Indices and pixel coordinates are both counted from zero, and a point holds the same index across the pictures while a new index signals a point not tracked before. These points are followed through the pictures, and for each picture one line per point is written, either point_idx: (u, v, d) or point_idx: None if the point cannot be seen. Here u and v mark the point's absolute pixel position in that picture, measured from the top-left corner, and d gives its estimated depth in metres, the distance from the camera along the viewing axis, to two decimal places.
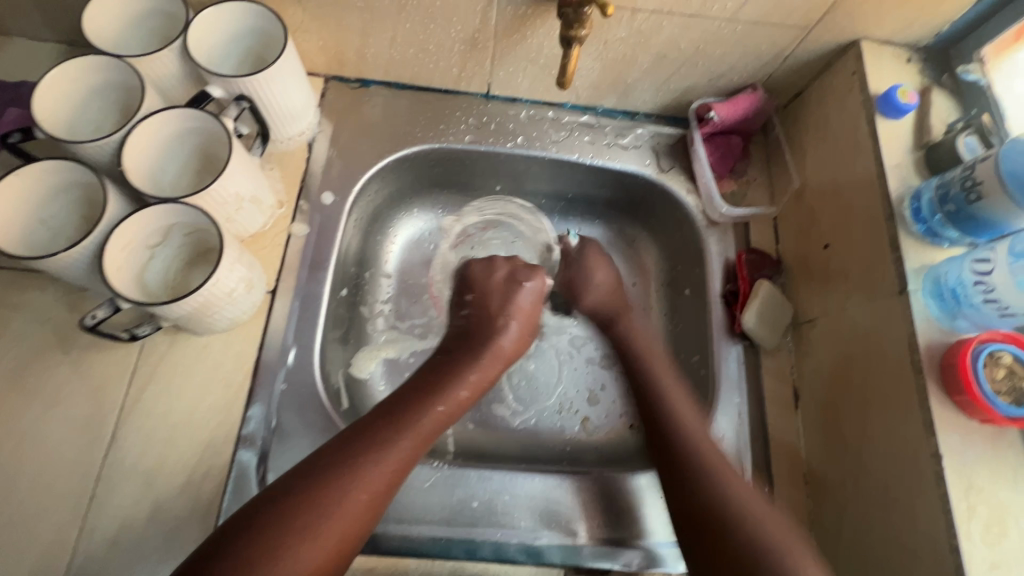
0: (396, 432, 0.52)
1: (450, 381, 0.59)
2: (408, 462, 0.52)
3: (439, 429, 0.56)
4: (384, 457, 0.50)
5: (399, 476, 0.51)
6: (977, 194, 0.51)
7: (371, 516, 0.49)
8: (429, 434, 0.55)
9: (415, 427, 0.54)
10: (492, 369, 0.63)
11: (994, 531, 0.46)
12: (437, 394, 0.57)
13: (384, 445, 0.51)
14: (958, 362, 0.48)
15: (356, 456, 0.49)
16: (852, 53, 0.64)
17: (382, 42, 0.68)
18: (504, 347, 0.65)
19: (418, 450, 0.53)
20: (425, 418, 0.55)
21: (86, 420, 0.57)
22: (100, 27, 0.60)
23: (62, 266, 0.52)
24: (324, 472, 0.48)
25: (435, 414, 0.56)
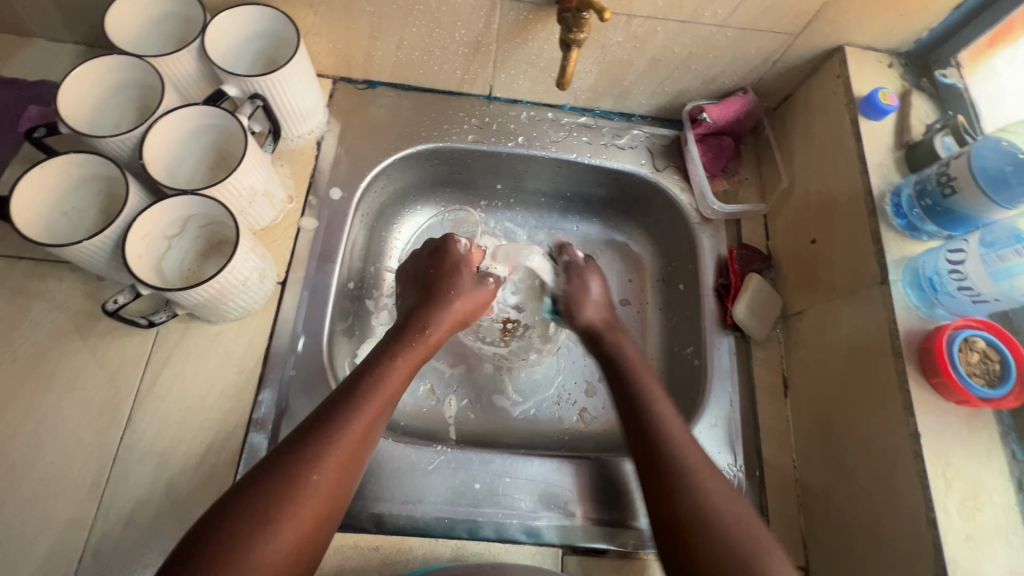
0: (336, 417, 0.52)
1: (390, 359, 0.59)
2: (359, 445, 0.52)
3: (382, 405, 0.56)
4: (327, 444, 0.50)
5: (353, 460, 0.51)
6: (951, 189, 0.54)
7: (327, 506, 0.49)
8: (373, 413, 0.54)
9: (359, 407, 0.53)
10: (427, 349, 0.64)
11: (968, 505, 0.49)
12: (376, 373, 0.57)
13: (332, 427, 0.51)
14: (935, 347, 0.51)
15: (299, 446, 0.49)
16: (836, 58, 0.68)
17: (390, 45, 0.72)
18: (437, 329, 0.65)
19: (368, 432, 0.53)
20: (367, 396, 0.55)
21: (103, 403, 0.60)
22: (121, 29, 0.63)
23: (85, 255, 0.55)
24: (269, 467, 0.48)
25: (376, 393, 0.55)
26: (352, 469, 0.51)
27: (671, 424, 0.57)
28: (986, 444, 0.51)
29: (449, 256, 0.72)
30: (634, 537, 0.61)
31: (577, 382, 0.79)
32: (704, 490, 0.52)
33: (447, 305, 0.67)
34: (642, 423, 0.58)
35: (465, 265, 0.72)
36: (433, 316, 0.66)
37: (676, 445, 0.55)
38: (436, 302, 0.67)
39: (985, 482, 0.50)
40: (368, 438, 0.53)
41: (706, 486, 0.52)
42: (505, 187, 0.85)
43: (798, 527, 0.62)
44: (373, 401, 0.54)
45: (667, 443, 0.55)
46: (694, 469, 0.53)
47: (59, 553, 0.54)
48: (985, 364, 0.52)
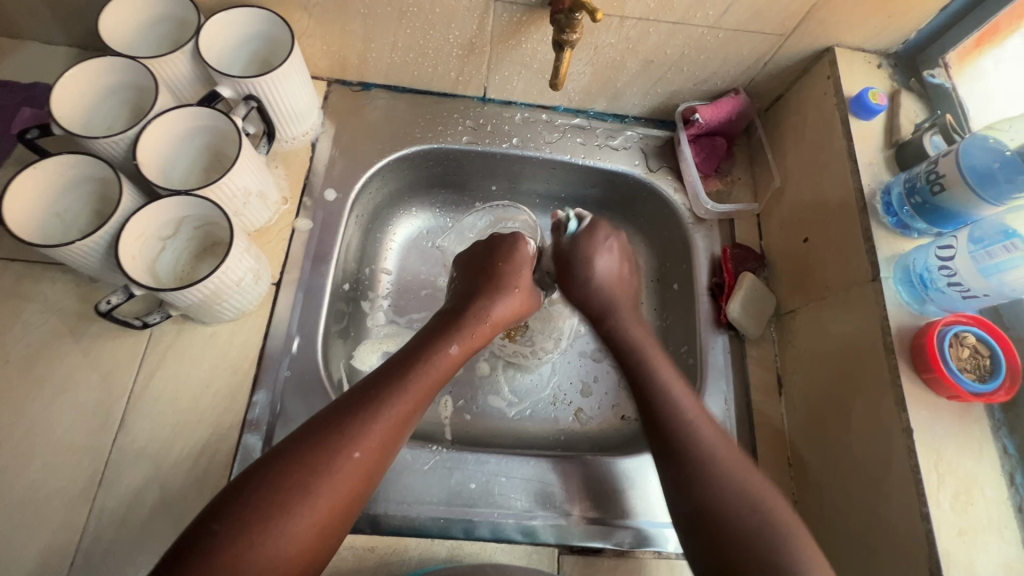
0: (388, 395, 0.52)
1: (446, 345, 0.60)
2: (404, 424, 0.53)
3: (431, 391, 0.56)
4: (378, 422, 0.50)
5: (396, 438, 0.52)
6: (940, 186, 0.55)
7: (364, 479, 0.49)
8: (423, 396, 0.55)
9: (411, 389, 0.54)
10: (482, 338, 0.64)
11: (961, 499, 0.49)
12: (431, 358, 0.58)
13: (381, 406, 0.51)
14: (925, 342, 0.52)
15: (351, 418, 0.50)
16: (826, 59, 0.69)
17: (384, 47, 0.72)
18: (491, 317, 0.66)
19: (410, 414, 0.53)
20: (420, 378, 0.55)
21: (95, 405, 0.59)
22: (113, 30, 0.63)
23: (78, 256, 0.55)
24: (319, 435, 0.48)
25: (428, 377, 0.56)
26: (392, 448, 0.52)
27: (687, 404, 0.58)
28: (978, 439, 0.52)
29: (505, 249, 0.72)
30: (631, 536, 0.61)
31: (572, 382, 0.80)
32: (713, 455, 0.54)
33: (502, 293, 0.68)
34: (666, 414, 0.57)
35: (525, 262, 0.71)
36: (483, 302, 0.66)
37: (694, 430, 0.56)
38: (489, 288, 0.68)
39: (977, 476, 0.50)
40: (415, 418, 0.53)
41: (714, 457, 0.54)
42: (500, 189, 0.86)
43: None
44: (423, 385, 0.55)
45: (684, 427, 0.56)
46: (723, 461, 0.53)
47: (50, 557, 0.53)
48: (976, 359, 0.52)
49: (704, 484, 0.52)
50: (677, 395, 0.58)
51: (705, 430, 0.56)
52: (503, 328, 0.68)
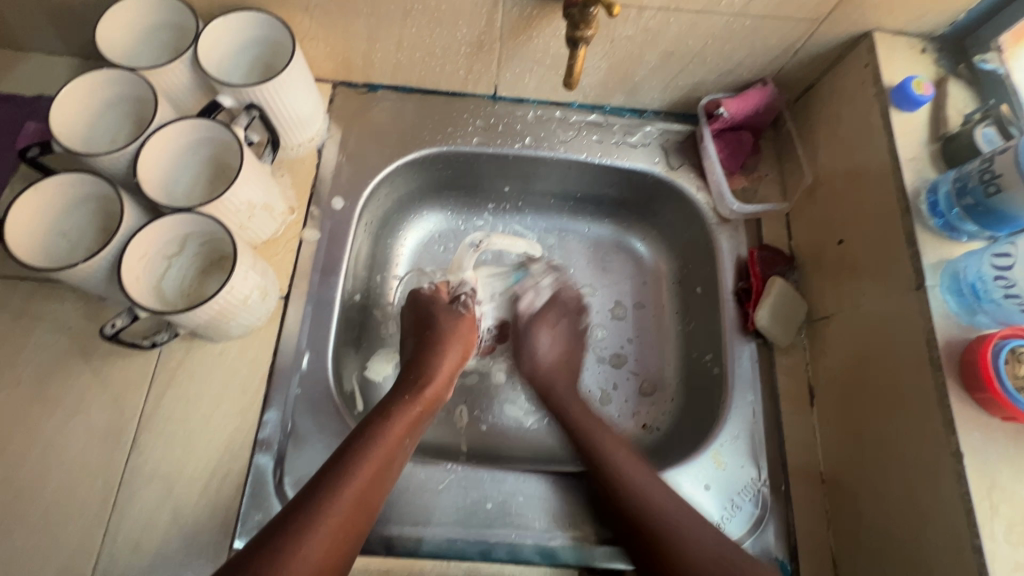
0: (335, 484, 0.51)
1: (386, 419, 0.58)
2: (363, 506, 0.52)
3: (384, 470, 0.55)
4: (331, 509, 0.50)
5: (353, 527, 0.50)
6: (996, 187, 0.50)
7: (332, 567, 0.48)
8: (376, 477, 0.54)
9: (363, 467, 0.53)
10: (430, 403, 0.63)
11: (1018, 531, 0.45)
12: (373, 434, 0.56)
13: (328, 495, 0.50)
14: (978, 358, 0.47)
15: (304, 511, 0.49)
16: (863, 45, 0.63)
17: (390, 46, 0.69)
18: (437, 378, 0.65)
19: (368, 492, 0.53)
20: (371, 453, 0.54)
21: (107, 426, 0.58)
22: (112, 40, 0.61)
23: (82, 278, 0.53)
24: (276, 534, 0.47)
25: (374, 453, 0.54)
26: (354, 535, 0.50)
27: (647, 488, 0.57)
28: None
29: (426, 312, 0.72)
30: None
31: (591, 391, 0.76)
32: (673, 514, 0.55)
33: (445, 354, 0.68)
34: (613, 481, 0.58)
35: (444, 310, 0.73)
36: (428, 365, 0.66)
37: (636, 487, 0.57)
38: (435, 351, 0.68)
39: None
40: (368, 502, 0.52)
41: (662, 511, 0.55)
42: (513, 190, 0.82)
43: (827, 543, 0.59)
44: (374, 461, 0.54)
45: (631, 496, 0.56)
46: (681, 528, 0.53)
47: None
48: None
49: (650, 517, 0.55)
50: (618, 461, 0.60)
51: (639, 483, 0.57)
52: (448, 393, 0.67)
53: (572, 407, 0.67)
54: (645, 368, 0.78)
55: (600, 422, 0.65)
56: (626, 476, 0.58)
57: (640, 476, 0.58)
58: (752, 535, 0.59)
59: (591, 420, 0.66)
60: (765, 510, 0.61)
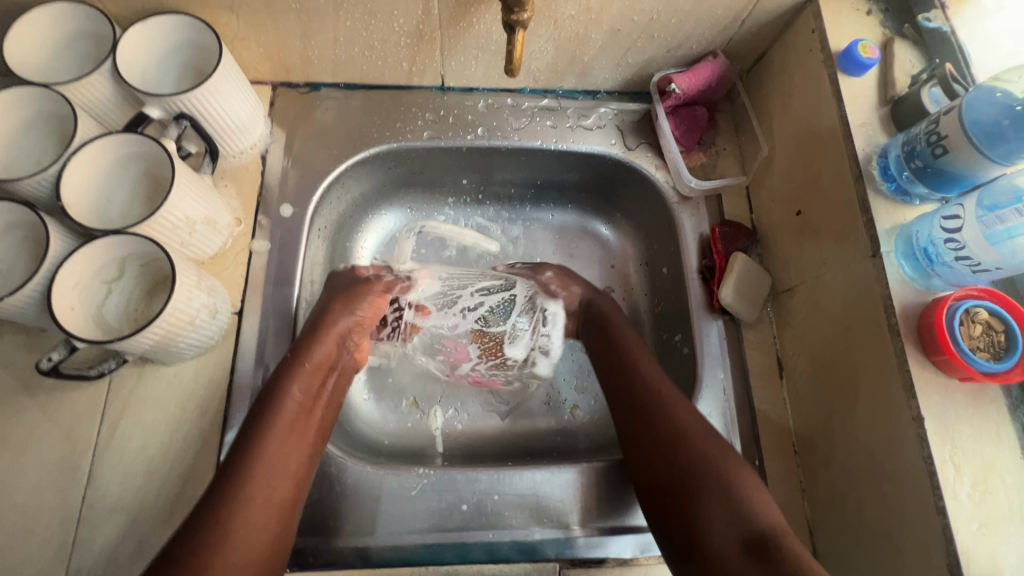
0: (241, 482, 0.49)
1: (277, 396, 0.55)
2: (277, 491, 0.51)
3: (286, 451, 0.53)
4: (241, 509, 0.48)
5: (274, 514, 0.50)
6: (943, 149, 0.50)
7: (267, 555, 0.48)
8: (279, 463, 0.52)
9: (267, 448, 0.52)
10: (327, 364, 0.60)
11: (979, 489, 0.46)
12: (266, 418, 0.53)
13: (237, 495, 0.49)
14: (933, 322, 0.48)
15: (214, 509, 0.47)
16: (810, 11, 0.62)
17: (326, 43, 0.66)
18: (331, 338, 0.61)
19: (277, 473, 0.51)
20: (268, 436, 0.52)
21: (60, 461, 0.56)
22: (23, 57, 0.57)
23: (11, 312, 0.51)
24: (188, 539, 0.46)
25: (269, 437, 0.52)
26: (283, 522, 0.50)
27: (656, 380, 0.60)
28: (994, 422, 0.48)
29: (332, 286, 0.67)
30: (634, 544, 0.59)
31: (566, 380, 0.76)
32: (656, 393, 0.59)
33: (345, 313, 0.63)
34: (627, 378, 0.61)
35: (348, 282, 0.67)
36: (328, 329, 0.61)
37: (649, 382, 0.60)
38: (331, 314, 0.63)
39: (996, 461, 0.47)
40: (282, 486, 0.51)
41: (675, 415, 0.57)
42: (471, 182, 0.80)
43: (802, 513, 0.60)
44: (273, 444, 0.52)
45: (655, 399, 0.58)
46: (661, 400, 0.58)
47: None
48: (989, 335, 0.48)
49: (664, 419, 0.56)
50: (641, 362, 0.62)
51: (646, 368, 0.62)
52: (349, 351, 0.64)
53: (626, 334, 0.66)
54: None
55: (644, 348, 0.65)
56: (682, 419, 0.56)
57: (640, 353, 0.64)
58: None
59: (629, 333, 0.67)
60: None
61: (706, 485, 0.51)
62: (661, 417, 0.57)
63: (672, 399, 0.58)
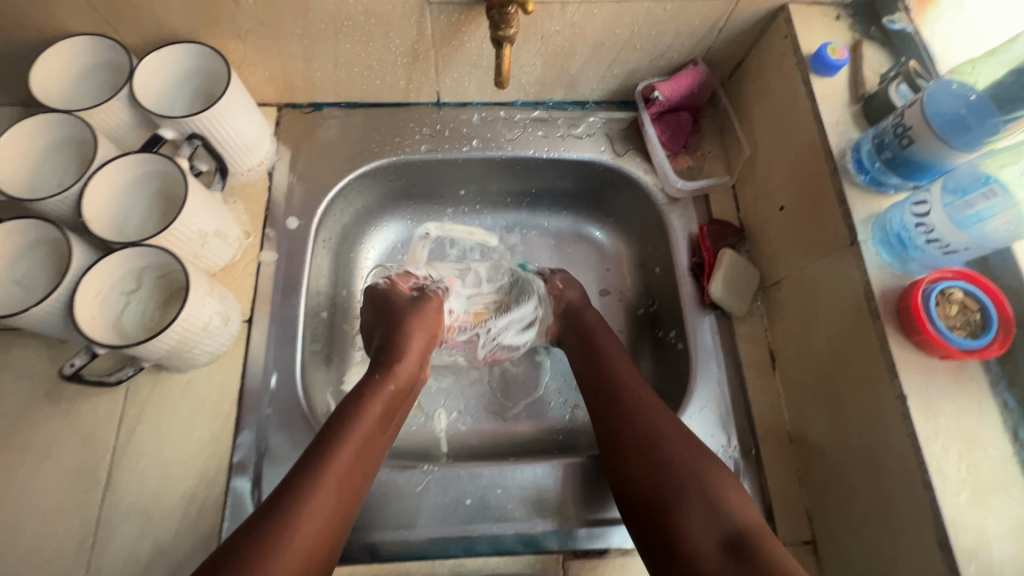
0: (321, 467, 0.51)
1: (360, 402, 0.58)
2: (348, 485, 0.52)
3: (366, 451, 0.55)
4: (319, 488, 0.50)
5: (343, 504, 0.51)
6: (909, 139, 0.52)
7: (329, 539, 0.49)
8: (358, 459, 0.54)
9: (347, 443, 0.54)
10: (404, 383, 0.64)
11: (965, 463, 0.47)
12: (349, 419, 0.56)
13: (314, 478, 0.51)
14: (910, 303, 0.50)
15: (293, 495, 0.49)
16: (781, 18, 0.65)
17: (327, 64, 0.70)
18: (409, 355, 0.65)
19: (356, 466, 0.54)
20: (351, 433, 0.55)
21: (79, 466, 0.59)
22: (46, 86, 0.61)
23: (35, 322, 0.54)
24: (265, 521, 0.47)
25: (351, 434, 0.55)
26: (347, 509, 0.52)
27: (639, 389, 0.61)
28: (976, 399, 0.50)
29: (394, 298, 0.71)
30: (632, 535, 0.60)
31: (566, 380, 0.78)
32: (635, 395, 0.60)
33: (416, 332, 0.68)
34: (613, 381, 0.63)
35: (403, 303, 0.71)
36: (406, 348, 0.65)
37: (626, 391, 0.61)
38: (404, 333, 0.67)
39: (979, 435, 0.48)
40: (355, 479, 0.53)
41: (644, 410, 0.58)
42: (469, 193, 0.84)
43: (800, 500, 0.61)
44: (356, 441, 0.55)
45: (627, 396, 0.60)
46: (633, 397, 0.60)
47: None
48: (965, 314, 0.50)
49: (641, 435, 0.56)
50: (613, 364, 0.65)
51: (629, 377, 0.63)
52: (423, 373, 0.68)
53: (597, 332, 0.69)
54: None
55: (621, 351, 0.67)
56: (658, 431, 0.56)
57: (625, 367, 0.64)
58: None
59: (602, 328, 0.70)
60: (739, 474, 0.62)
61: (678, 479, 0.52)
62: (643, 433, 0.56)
63: (663, 420, 0.57)
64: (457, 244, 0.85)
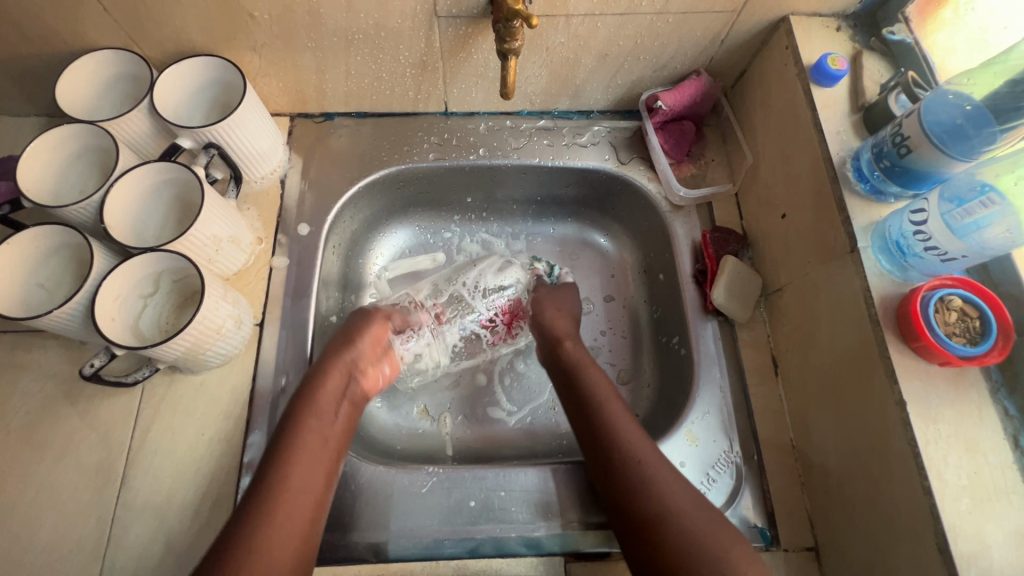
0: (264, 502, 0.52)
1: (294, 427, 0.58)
2: (298, 512, 0.53)
3: (308, 477, 0.55)
4: (263, 524, 0.51)
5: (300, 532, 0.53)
6: (907, 148, 0.53)
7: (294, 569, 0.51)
8: (300, 487, 0.54)
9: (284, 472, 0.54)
10: (341, 397, 0.62)
11: (966, 469, 0.47)
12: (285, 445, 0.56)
13: (259, 514, 0.52)
14: (909, 310, 0.50)
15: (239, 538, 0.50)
16: (782, 29, 0.67)
17: (338, 76, 0.72)
18: (344, 367, 0.64)
19: (298, 494, 0.54)
20: (288, 462, 0.55)
21: (96, 464, 0.60)
22: (71, 98, 0.64)
23: (58, 323, 0.56)
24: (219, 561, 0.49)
25: (289, 464, 0.55)
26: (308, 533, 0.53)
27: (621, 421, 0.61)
28: (976, 405, 0.50)
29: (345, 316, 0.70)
30: None
31: None
32: (616, 428, 0.60)
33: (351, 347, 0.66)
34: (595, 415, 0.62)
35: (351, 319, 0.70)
36: (335, 361, 0.64)
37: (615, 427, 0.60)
38: (336, 351, 0.65)
39: (979, 441, 0.49)
40: (304, 507, 0.54)
41: (641, 456, 0.57)
42: (476, 200, 0.85)
43: (803, 506, 0.62)
44: (295, 469, 0.55)
45: (612, 432, 0.60)
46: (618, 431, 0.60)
47: None
48: (965, 322, 0.50)
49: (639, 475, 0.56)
50: (604, 401, 0.63)
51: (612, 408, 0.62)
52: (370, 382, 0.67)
53: (585, 369, 0.67)
54: (619, 358, 0.80)
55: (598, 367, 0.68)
56: (653, 476, 0.56)
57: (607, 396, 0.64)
58: (729, 506, 0.61)
59: (584, 358, 0.69)
60: (741, 479, 0.63)
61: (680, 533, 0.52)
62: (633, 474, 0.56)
63: (658, 462, 0.57)
64: (465, 251, 0.86)
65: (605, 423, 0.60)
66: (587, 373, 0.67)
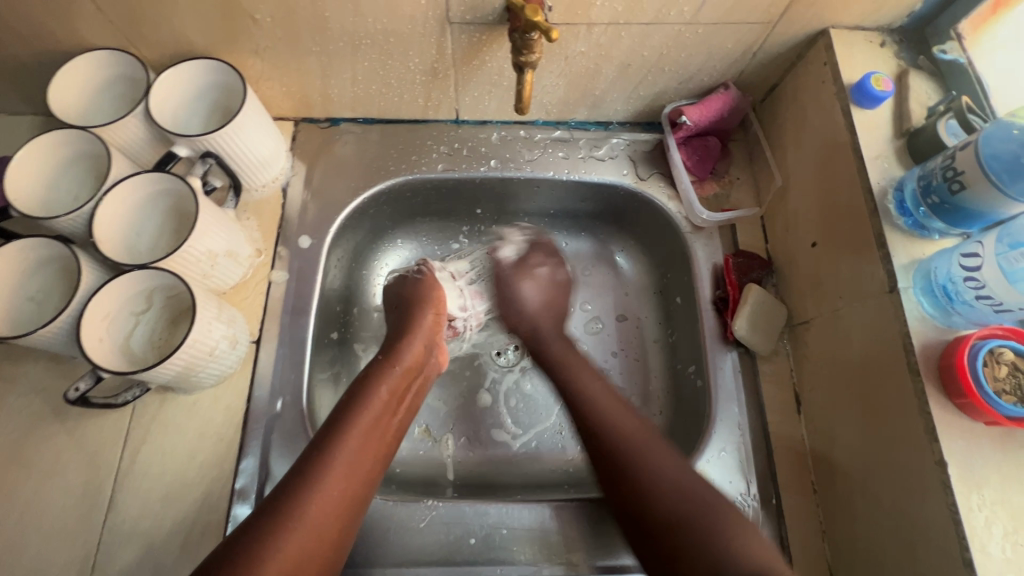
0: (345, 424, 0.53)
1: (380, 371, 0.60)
2: (371, 440, 0.54)
3: (385, 416, 0.57)
4: (344, 445, 0.52)
5: (365, 459, 0.53)
6: (959, 184, 0.49)
7: (356, 493, 0.51)
8: (380, 420, 0.56)
9: (367, 408, 0.55)
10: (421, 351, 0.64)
11: (1013, 541, 0.43)
12: (370, 384, 0.58)
13: (338, 435, 0.52)
14: (955, 363, 0.46)
15: (294, 489, 0.48)
16: (821, 43, 0.62)
17: (345, 81, 0.68)
18: (422, 325, 0.66)
19: (375, 431, 0.55)
20: (371, 398, 0.57)
21: (84, 485, 0.58)
22: (64, 101, 0.61)
23: (43, 342, 0.53)
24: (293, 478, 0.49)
25: (370, 399, 0.57)
26: (376, 460, 0.54)
27: (600, 401, 0.60)
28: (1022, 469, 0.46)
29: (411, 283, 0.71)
30: None
31: None
32: (592, 401, 0.60)
33: (424, 314, 0.67)
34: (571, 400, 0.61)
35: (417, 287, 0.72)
36: (412, 332, 0.65)
37: (590, 403, 0.60)
38: (411, 318, 0.66)
39: None
40: (378, 440, 0.55)
41: (625, 432, 0.56)
42: (486, 213, 0.81)
43: (823, 556, 0.58)
44: (377, 403, 0.56)
45: (593, 410, 0.59)
46: (593, 404, 0.59)
47: None
48: (1016, 377, 0.46)
49: (627, 447, 0.55)
50: (581, 380, 0.63)
51: (588, 388, 0.62)
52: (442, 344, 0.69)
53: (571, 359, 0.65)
54: (630, 382, 0.76)
55: (586, 363, 0.65)
56: (641, 450, 0.54)
57: (584, 376, 0.63)
58: None
59: (569, 352, 0.67)
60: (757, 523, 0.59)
61: (678, 512, 0.49)
62: (613, 443, 0.56)
63: (623, 423, 0.57)
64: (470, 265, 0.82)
65: (582, 404, 0.60)
66: (569, 360, 0.66)
